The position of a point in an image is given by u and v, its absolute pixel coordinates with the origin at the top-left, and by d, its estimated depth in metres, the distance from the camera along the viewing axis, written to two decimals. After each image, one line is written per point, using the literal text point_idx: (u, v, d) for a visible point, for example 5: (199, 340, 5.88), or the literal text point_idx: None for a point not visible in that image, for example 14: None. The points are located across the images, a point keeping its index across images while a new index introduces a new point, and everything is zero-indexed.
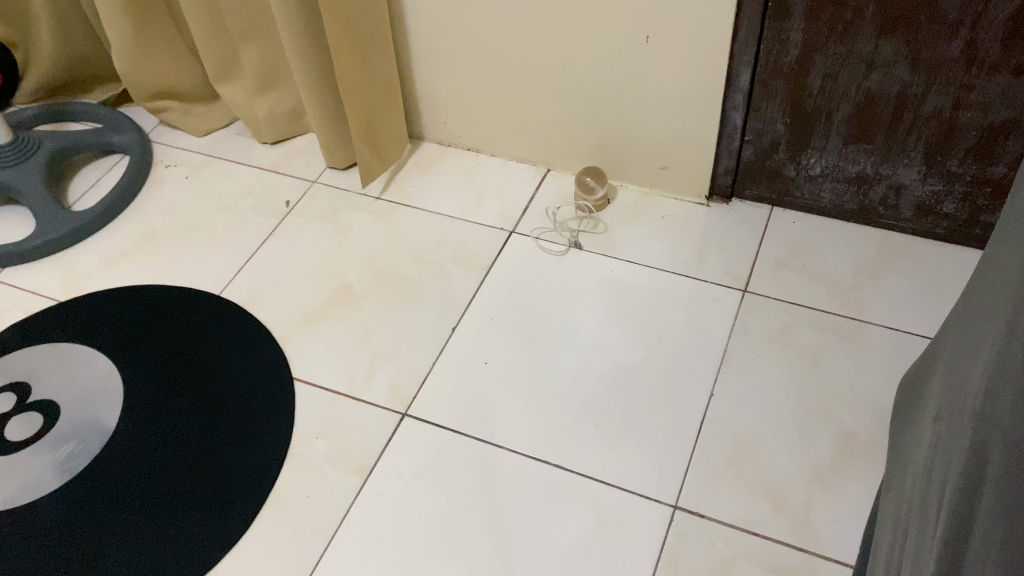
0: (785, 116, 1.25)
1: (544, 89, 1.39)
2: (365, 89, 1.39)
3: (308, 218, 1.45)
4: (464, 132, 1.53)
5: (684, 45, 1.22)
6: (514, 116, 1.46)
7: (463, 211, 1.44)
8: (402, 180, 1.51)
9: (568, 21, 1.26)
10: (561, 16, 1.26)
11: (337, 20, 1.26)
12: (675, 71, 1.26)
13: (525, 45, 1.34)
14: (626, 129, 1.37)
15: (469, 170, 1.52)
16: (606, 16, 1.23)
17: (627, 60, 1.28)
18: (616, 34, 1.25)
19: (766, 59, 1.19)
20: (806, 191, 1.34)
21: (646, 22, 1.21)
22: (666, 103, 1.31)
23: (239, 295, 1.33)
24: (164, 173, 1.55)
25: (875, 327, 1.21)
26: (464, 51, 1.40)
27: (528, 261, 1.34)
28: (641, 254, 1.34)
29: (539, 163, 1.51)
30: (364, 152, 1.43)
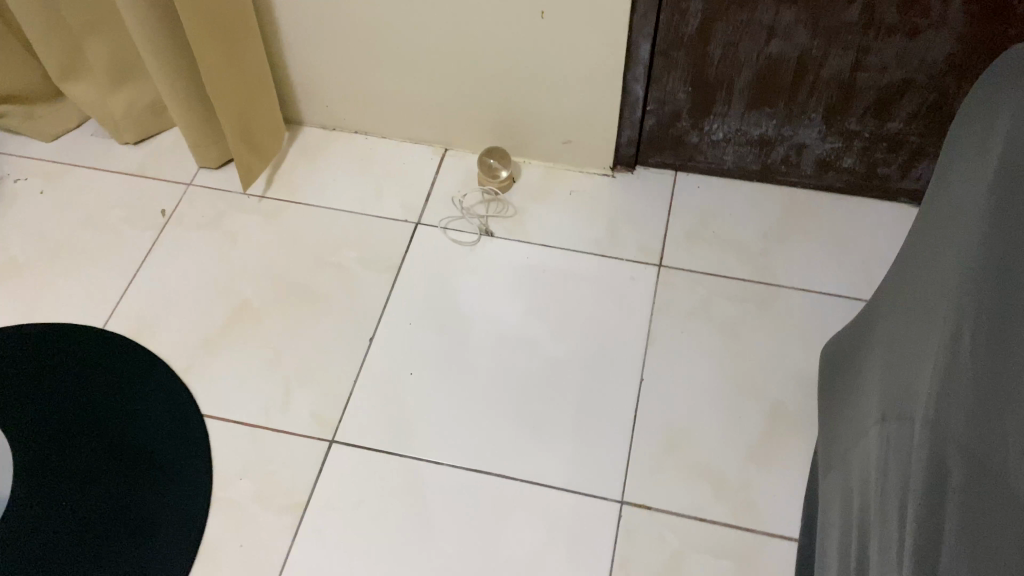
0: (686, 85, 1.23)
1: (433, 67, 1.30)
2: (235, 82, 1.26)
3: (191, 227, 1.33)
4: (349, 116, 1.43)
5: (582, 18, 1.16)
6: (404, 96, 1.37)
7: (361, 204, 1.35)
8: (289, 173, 1.40)
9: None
10: None
11: (198, 14, 1.13)
12: (575, 44, 1.20)
13: (408, 23, 1.24)
14: (524, 105, 1.32)
15: (360, 156, 1.42)
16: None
17: (522, 34, 1.21)
18: (509, 10, 1.17)
19: (666, 30, 1.16)
20: (709, 155, 1.33)
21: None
22: (566, 76, 1.25)
23: (128, 326, 1.22)
24: (14, 189, 1.38)
25: (788, 291, 1.24)
26: (341, 30, 1.28)
27: (439, 256, 1.28)
28: (553, 236, 1.31)
29: (435, 143, 1.43)
30: (243, 151, 1.31)
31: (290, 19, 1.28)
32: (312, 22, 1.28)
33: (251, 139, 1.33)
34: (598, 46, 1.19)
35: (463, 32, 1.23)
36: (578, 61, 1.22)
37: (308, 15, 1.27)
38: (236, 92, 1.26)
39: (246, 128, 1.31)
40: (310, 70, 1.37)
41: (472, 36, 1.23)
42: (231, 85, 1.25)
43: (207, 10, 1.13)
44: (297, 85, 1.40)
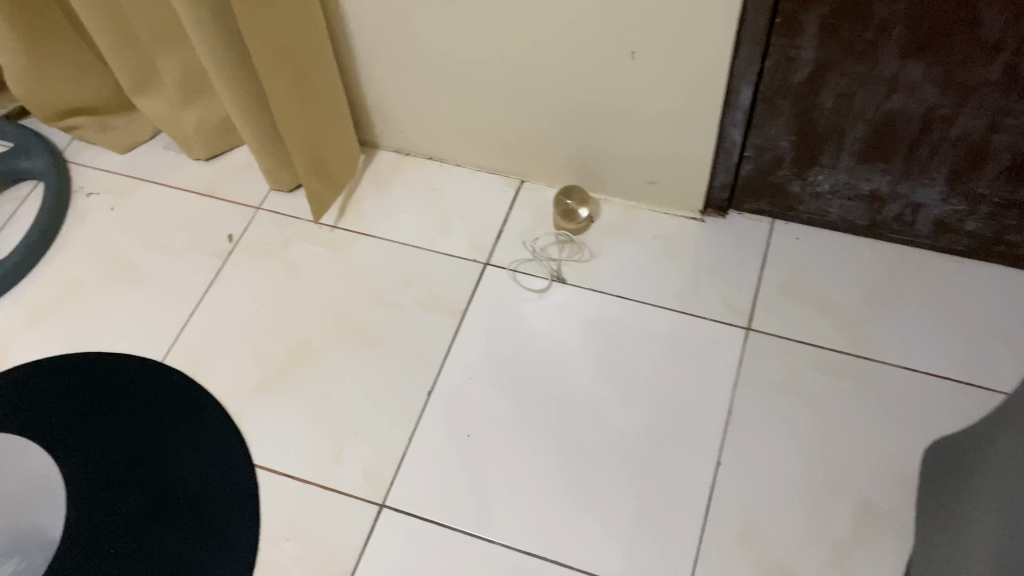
0: (791, 134, 1.10)
1: (512, 96, 1.21)
2: (305, 110, 1.19)
3: (255, 256, 1.28)
4: (423, 140, 1.35)
5: (679, 57, 1.04)
6: (482, 125, 1.28)
7: (429, 240, 1.28)
8: (358, 201, 1.33)
9: (537, 32, 1.08)
10: (529, 27, 1.08)
11: (264, 41, 1.05)
12: (669, 81, 1.08)
13: (488, 51, 1.14)
14: (610, 141, 1.21)
15: (432, 185, 1.34)
16: (586, 25, 1.04)
17: (611, 69, 1.10)
18: (599, 44, 1.07)
19: (773, 76, 1.03)
20: (811, 206, 1.20)
21: (634, 33, 1.03)
22: (658, 115, 1.14)
23: (186, 361, 1.18)
24: (85, 203, 1.36)
25: (887, 367, 1.10)
26: (418, 54, 1.20)
27: (506, 305, 1.20)
28: (632, 288, 1.21)
29: (511, 174, 1.34)
30: (314, 178, 1.25)
31: (365, 40, 1.21)
32: (388, 45, 1.20)
33: (323, 166, 1.27)
34: (694, 86, 1.08)
35: (546, 64, 1.13)
36: (671, 101, 1.11)
37: (383, 36, 1.19)
38: (306, 119, 1.20)
39: (317, 156, 1.25)
40: (384, 92, 1.29)
41: (556, 68, 1.13)
42: (301, 112, 1.18)
43: (272, 36, 1.06)
44: (371, 106, 1.33)
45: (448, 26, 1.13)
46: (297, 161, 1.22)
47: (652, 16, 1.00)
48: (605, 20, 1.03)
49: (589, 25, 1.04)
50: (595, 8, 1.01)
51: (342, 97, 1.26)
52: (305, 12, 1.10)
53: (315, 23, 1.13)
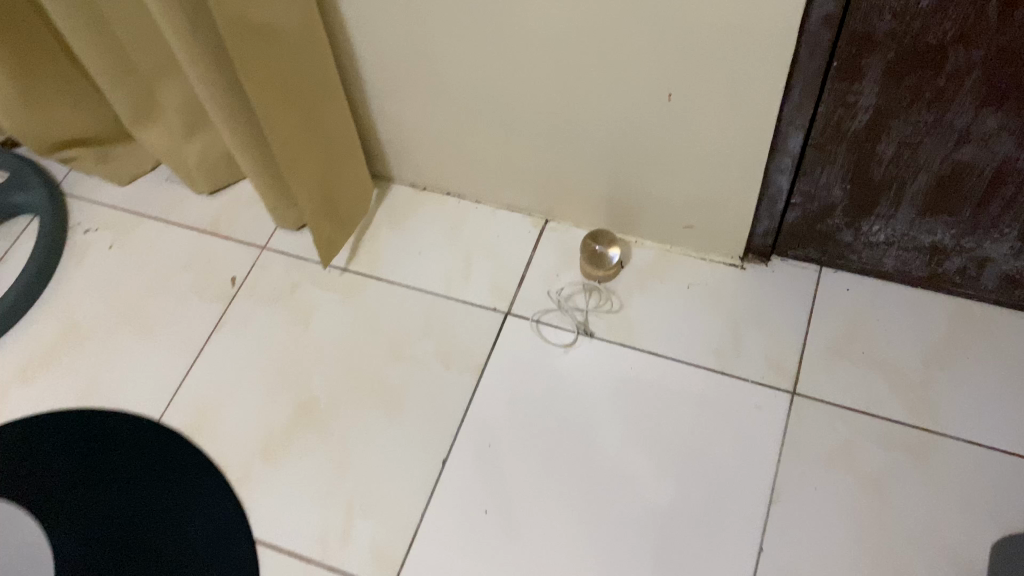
0: (844, 182, 1.00)
1: (537, 133, 1.11)
2: (314, 150, 1.09)
3: (260, 301, 1.19)
4: (441, 175, 1.25)
5: (723, 97, 0.94)
6: (503, 162, 1.18)
7: (446, 285, 1.18)
8: (371, 240, 1.23)
9: (564, 68, 0.99)
10: (556, 63, 0.98)
11: (264, 78, 0.96)
12: (711, 123, 0.98)
13: (511, 85, 1.05)
14: (643, 183, 1.11)
15: (450, 222, 1.25)
16: (619, 59, 0.94)
17: (646, 107, 1.00)
18: (634, 81, 0.97)
19: (826, 122, 0.93)
20: (864, 256, 1.09)
21: (673, 70, 0.93)
22: (698, 157, 1.03)
23: (185, 419, 1.10)
24: (83, 240, 1.28)
25: (949, 441, 1.00)
26: (434, 87, 1.10)
27: (529, 360, 1.11)
28: (667, 344, 1.10)
29: (535, 213, 1.24)
30: (325, 225, 1.15)
31: (377, 72, 1.12)
32: (402, 77, 1.11)
33: (334, 211, 1.17)
34: (739, 128, 0.97)
35: (575, 101, 1.03)
36: (713, 143, 1.01)
37: (395, 68, 1.10)
38: (315, 160, 1.10)
39: (329, 198, 1.15)
40: (398, 126, 1.20)
41: (585, 104, 1.03)
42: (308, 156, 1.08)
43: (274, 73, 0.97)
44: (384, 139, 1.23)
45: (467, 58, 1.03)
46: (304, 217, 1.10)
47: (694, 53, 0.90)
48: (641, 55, 0.93)
49: (621, 60, 0.94)
50: (630, 42, 0.92)
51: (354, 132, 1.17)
52: (310, 45, 1.01)
53: (322, 57, 1.04)
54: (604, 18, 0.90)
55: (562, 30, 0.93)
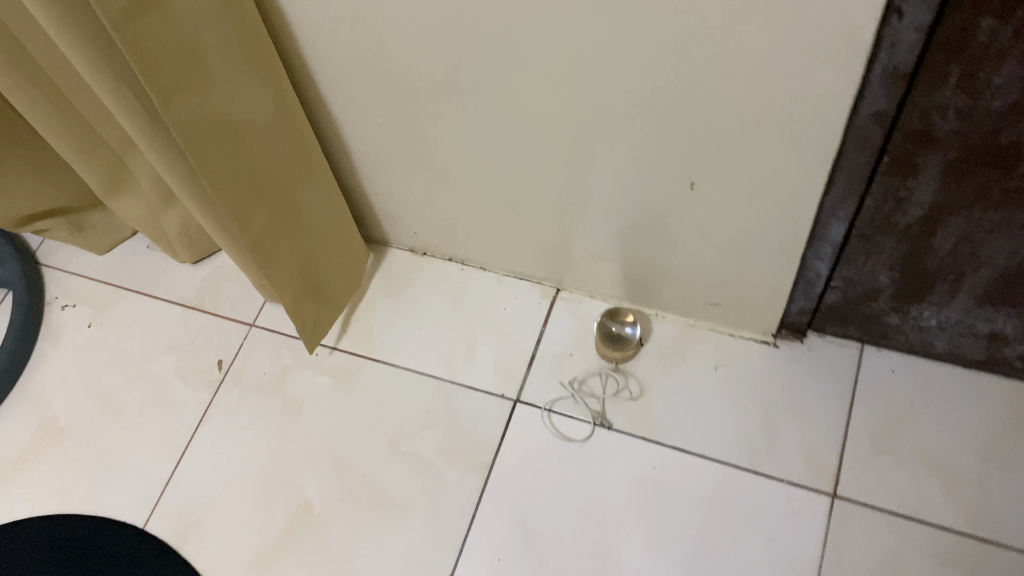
0: (892, 270, 0.88)
1: (544, 209, 0.99)
2: (297, 237, 0.98)
3: (249, 389, 1.10)
4: (441, 242, 1.14)
5: (757, 184, 0.82)
6: (509, 234, 1.07)
7: (450, 369, 1.08)
8: (366, 316, 1.13)
9: (572, 149, 0.87)
10: (563, 144, 0.87)
11: (234, 174, 0.85)
12: (743, 208, 0.86)
13: (513, 163, 0.93)
14: (663, 261, 1.00)
15: (452, 293, 1.14)
16: (635, 142, 0.83)
17: (668, 190, 0.88)
18: (655, 163, 0.85)
19: (873, 214, 0.81)
20: (912, 337, 0.98)
21: (698, 155, 0.81)
22: (727, 239, 0.92)
23: (170, 527, 1.02)
24: (60, 318, 1.19)
25: (1010, 553, 0.89)
26: (428, 161, 0.99)
27: (540, 457, 1.01)
28: (692, 437, 1.00)
29: (545, 281, 1.13)
30: (313, 309, 1.05)
31: (363, 146, 1.00)
32: (391, 150, 0.99)
33: (323, 293, 1.06)
34: (774, 215, 0.85)
35: (586, 180, 0.91)
36: (746, 227, 0.88)
37: (384, 141, 0.98)
38: (299, 247, 0.99)
39: (316, 282, 1.04)
40: (390, 195, 1.08)
41: (598, 182, 0.91)
42: (289, 244, 0.97)
43: (243, 166, 0.86)
44: (376, 207, 1.12)
45: (464, 135, 0.92)
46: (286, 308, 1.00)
47: (723, 141, 0.78)
48: (661, 139, 0.81)
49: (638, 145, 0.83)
50: (649, 127, 0.80)
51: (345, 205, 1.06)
52: (286, 129, 0.90)
53: (303, 138, 0.93)
54: (618, 102, 0.78)
55: (570, 112, 0.82)
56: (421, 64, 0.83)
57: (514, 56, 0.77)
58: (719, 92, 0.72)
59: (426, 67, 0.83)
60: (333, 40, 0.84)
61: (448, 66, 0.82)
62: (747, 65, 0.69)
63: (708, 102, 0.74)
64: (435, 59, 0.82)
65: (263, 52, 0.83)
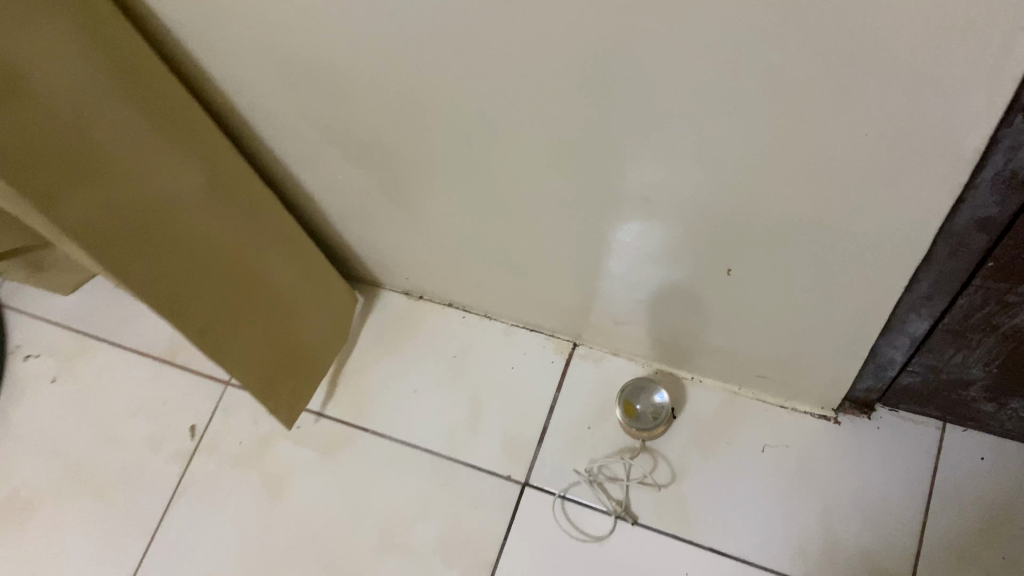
0: (990, 365, 0.69)
1: (552, 272, 0.82)
2: (257, 308, 0.83)
3: (225, 462, 0.97)
4: (439, 289, 0.98)
5: (813, 275, 0.63)
6: (514, 289, 0.90)
7: (449, 445, 0.93)
8: (356, 377, 1.00)
9: (578, 221, 0.69)
10: (565, 215, 0.69)
11: (164, 263, 0.69)
12: (796, 295, 0.68)
13: (508, 229, 0.76)
14: (697, 333, 0.82)
15: (453, 348, 0.99)
16: (655, 222, 0.65)
17: (700, 270, 0.69)
18: (682, 245, 0.66)
19: (968, 312, 0.62)
20: (1008, 424, 0.80)
21: (736, 242, 0.63)
22: (777, 321, 0.73)
23: None
24: (24, 370, 1.07)
25: None
26: (410, 220, 0.82)
27: (552, 556, 0.86)
28: (732, 536, 0.84)
29: (560, 334, 0.96)
30: (288, 382, 0.91)
31: (333, 200, 0.84)
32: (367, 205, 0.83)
33: (299, 360, 0.92)
34: (837, 305, 0.67)
35: (598, 252, 0.74)
36: (801, 312, 0.70)
37: (356, 197, 0.81)
38: (262, 319, 0.84)
39: (290, 351, 0.90)
40: (375, 244, 0.92)
41: (613, 254, 0.73)
42: (248, 319, 0.82)
43: (173, 251, 0.70)
44: (362, 253, 0.96)
45: (446, 199, 0.74)
46: (255, 392, 0.85)
47: (768, 231, 0.60)
48: (687, 223, 0.63)
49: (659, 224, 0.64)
50: (671, 209, 0.61)
51: (314, 253, 0.91)
52: (217, 192, 0.74)
53: (241, 195, 0.78)
54: (629, 181, 0.60)
55: (569, 186, 0.64)
56: (382, 127, 0.66)
57: (493, 125, 0.59)
58: (760, 180, 0.54)
59: (388, 130, 0.66)
60: (274, 96, 0.67)
61: (414, 131, 0.64)
62: (797, 156, 0.50)
63: (746, 190, 0.56)
64: (397, 123, 0.64)
65: (171, 110, 0.67)
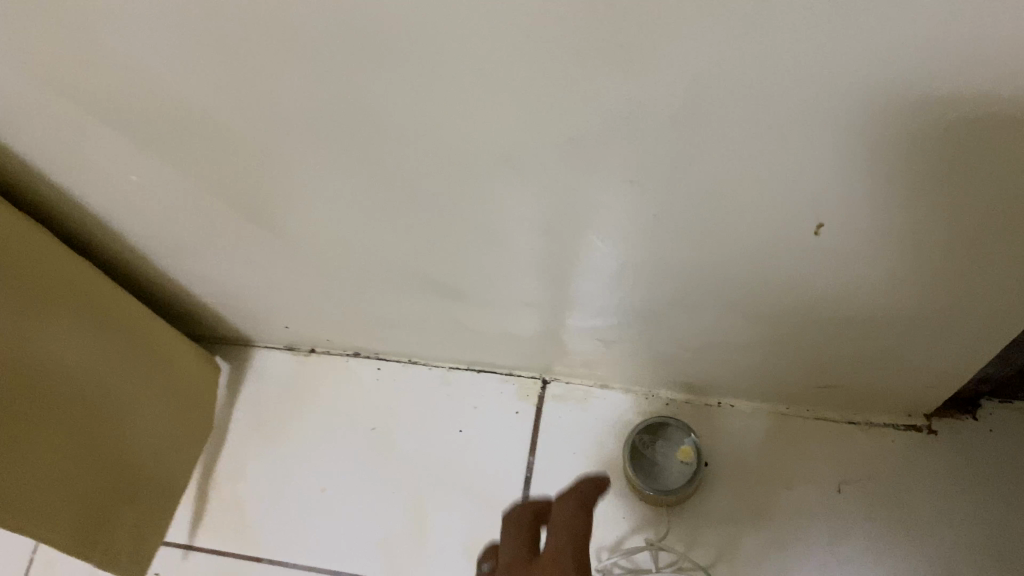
0: None
1: (500, 288, 0.54)
2: (54, 423, 0.53)
3: None
4: (340, 335, 0.68)
5: (978, 216, 0.36)
6: (448, 320, 0.61)
7: (386, 568, 0.63)
8: (235, 481, 0.69)
9: (542, 201, 0.41)
10: (515, 195, 0.40)
11: None
12: (929, 257, 0.40)
13: (428, 233, 0.47)
14: (732, 340, 0.55)
15: (371, 415, 0.69)
16: (677, 184, 0.37)
17: (751, 248, 0.43)
18: (727, 215, 0.39)
19: None
20: None
21: (837, 189, 0.35)
22: (872, 305, 0.47)
23: None
24: None
25: None
26: (266, 240, 0.53)
27: None
28: None
29: (522, 371, 0.68)
30: (121, 520, 0.60)
31: (149, 216, 0.54)
32: (202, 222, 0.53)
33: (134, 480, 0.61)
34: (1004, 263, 0.39)
35: (578, 246, 0.46)
36: (916, 289, 0.44)
37: (175, 216, 0.53)
38: (65, 438, 0.54)
39: (120, 475, 0.59)
40: (234, 282, 0.62)
41: (606, 247, 0.45)
42: (38, 447, 0.52)
43: None
44: (213, 300, 0.67)
45: (310, 203, 0.46)
46: (62, 545, 0.54)
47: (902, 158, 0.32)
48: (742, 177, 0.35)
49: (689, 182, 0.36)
50: (706, 152, 0.34)
51: (127, 302, 0.61)
52: None
53: None
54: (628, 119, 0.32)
55: (514, 144, 0.36)
56: (160, 92, 0.38)
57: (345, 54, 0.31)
58: (892, 73, 0.27)
59: (171, 96, 0.38)
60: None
61: (211, 89, 0.36)
62: None
63: (863, 90, 0.28)
64: (177, 75, 0.36)
65: None
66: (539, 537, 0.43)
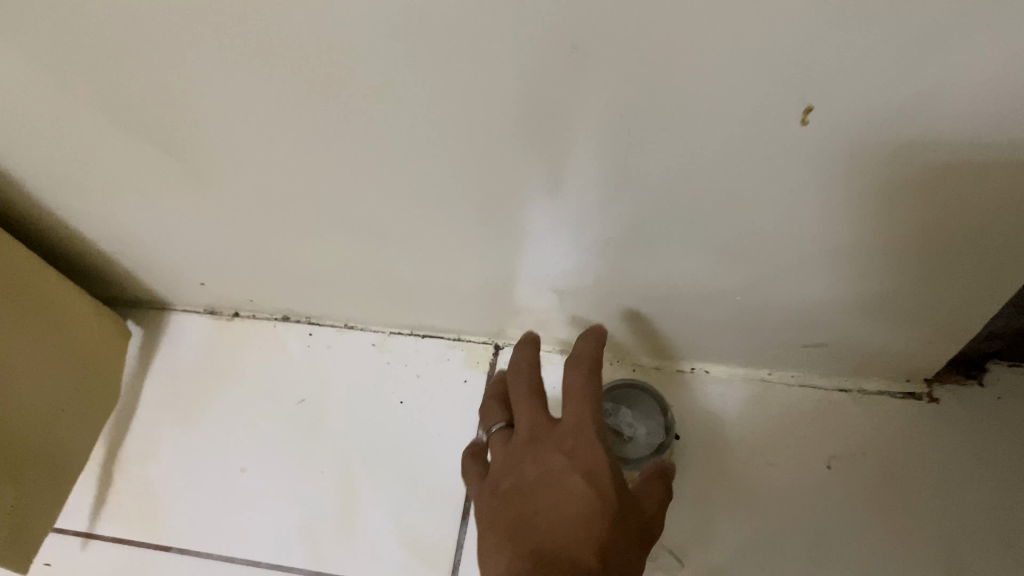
0: None
1: (429, 233, 0.46)
2: None
3: None
4: (264, 297, 0.60)
5: (1002, 116, 0.28)
6: (379, 278, 0.53)
7: (310, 556, 0.56)
8: (146, 462, 0.61)
9: (456, 115, 0.33)
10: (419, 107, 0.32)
11: None
12: (943, 178, 0.32)
13: (335, 158, 0.39)
14: (700, 297, 0.47)
15: (301, 385, 0.61)
16: (618, 70, 0.28)
17: (720, 174, 0.34)
18: (682, 134, 0.31)
19: None
20: None
21: (813, 100, 0.28)
22: (869, 245, 0.38)
23: None
24: None
25: None
26: (154, 170, 0.45)
27: None
28: None
29: (471, 336, 0.60)
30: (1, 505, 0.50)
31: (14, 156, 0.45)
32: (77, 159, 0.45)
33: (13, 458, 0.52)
34: None
35: (508, 182, 0.38)
36: (911, 236, 0.36)
37: (43, 154, 0.45)
38: None
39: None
40: (131, 239, 0.54)
41: (544, 173, 0.37)
42: None
43: None
44: (111, 255, 0.58)
45: (186, 113, 0.38)
46: None
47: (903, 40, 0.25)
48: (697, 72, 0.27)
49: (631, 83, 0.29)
50: (656, 16, 0.25)
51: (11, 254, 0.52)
52: None
53: None
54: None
55: (406, 4, 0.27)
56: None
57: None
58: None
59: None
60: None
61: None
62: None
63: None
64: None
65: None
66: (545, 403, 0.45)
